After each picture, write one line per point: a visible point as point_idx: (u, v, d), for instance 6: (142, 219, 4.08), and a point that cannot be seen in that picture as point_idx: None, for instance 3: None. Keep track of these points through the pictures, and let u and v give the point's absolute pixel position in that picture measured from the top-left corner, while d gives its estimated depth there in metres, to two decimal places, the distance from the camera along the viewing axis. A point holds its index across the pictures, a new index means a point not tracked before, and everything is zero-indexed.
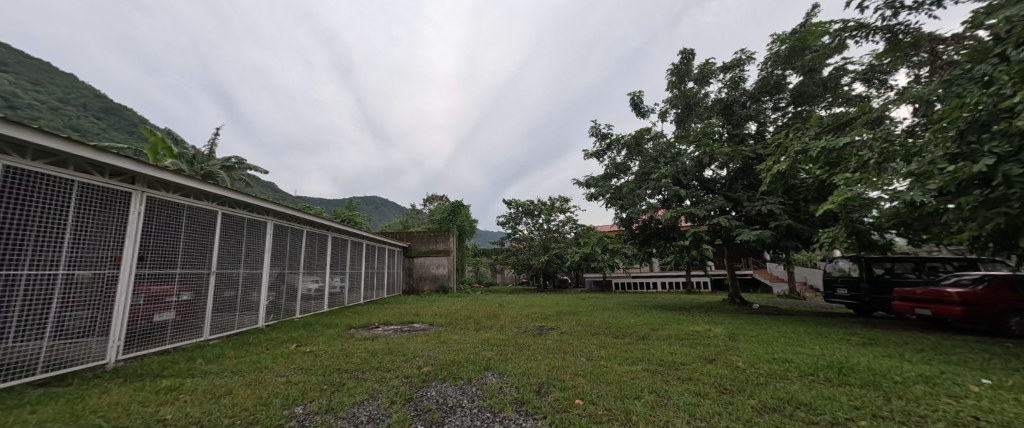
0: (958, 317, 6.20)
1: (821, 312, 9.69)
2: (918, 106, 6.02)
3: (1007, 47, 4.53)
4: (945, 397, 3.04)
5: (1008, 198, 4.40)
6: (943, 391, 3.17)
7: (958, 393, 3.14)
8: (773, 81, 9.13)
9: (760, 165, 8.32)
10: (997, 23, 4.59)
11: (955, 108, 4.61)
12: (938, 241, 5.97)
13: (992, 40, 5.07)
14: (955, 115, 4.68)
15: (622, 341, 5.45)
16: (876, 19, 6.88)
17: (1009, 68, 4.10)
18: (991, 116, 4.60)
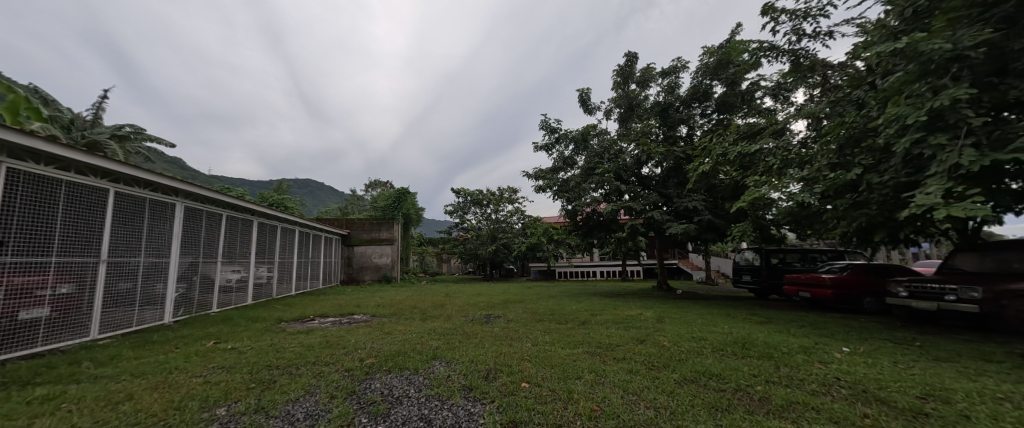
0: (829, 298, 7.56)
1: (729, 296, 11.14)
2: (811, 122, 7.02)
3: (875, 78, 5.48)
4: (818, 363, 3.74)
5: (869, 202, 5.42)
6: (817, 359, 3.88)
7: (827, 359, 3.87)
8: (702, 89, 9.97)
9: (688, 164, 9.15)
10: (869, 57, 5.48)
11: (837, 124, 5.53)
12: (819, 235, 7.09)
13: (866, 71, 6.09)
14: (836, 131, 5.58)
15: (565, 327, 5.77)
16: (784, 43, 7.88)
17: (875, 95, 4.97)
18: (861, 134, 5.53)
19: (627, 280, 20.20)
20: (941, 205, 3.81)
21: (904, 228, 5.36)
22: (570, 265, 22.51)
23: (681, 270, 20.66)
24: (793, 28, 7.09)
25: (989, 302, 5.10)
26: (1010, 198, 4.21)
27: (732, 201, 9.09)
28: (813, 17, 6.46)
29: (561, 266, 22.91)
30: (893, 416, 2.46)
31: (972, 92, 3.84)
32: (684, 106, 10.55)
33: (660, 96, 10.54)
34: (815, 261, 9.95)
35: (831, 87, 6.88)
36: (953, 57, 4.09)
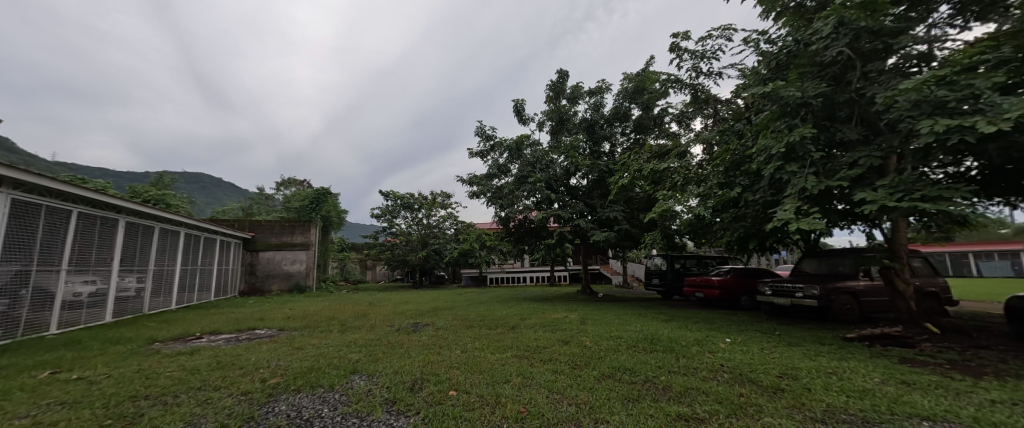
0: (718, 297, 8.84)
1: (641, 298, 12.34)
2: (706, 147, 8.19)
3: (751, 115, 6.63)
4: (708, 352, 4.36)
5: (746, 216, 6.50)
6: (707, 349, 4.53)
7: (715, 349, 4.53)
8: (622, 111, 10.97)
9: (610, 178, 9.99)
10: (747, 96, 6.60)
11: (724, 150, 6.54)
12: (711, 243, 8.27)
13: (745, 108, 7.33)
14: (723, 156, 6.60)
15: (494, 332, 5.85)
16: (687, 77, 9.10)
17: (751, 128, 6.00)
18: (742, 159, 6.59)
19: (554, 285, 21.14)
20: (793, 220, 4.74)
21: (770, 238, 6.52)
22: (501, 271, 22.81)
23: (602, 275, 22.27)
24: (693, 66, 8.20)
25: (825, 298, 6.46)
26: (838, 215, 5.41)
27: (645, 213, 10.12)
28: (708, 59, 7.57)
29: (492, 272, 23.10)
30: (760, 392, 2.99)
31: (814, 132, 4.85)
32: (607, 124, 11.51)
33: (586, 113, 11.35)
34: (708, 266, 11.55)
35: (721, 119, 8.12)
36: (802, 103, 5.12)
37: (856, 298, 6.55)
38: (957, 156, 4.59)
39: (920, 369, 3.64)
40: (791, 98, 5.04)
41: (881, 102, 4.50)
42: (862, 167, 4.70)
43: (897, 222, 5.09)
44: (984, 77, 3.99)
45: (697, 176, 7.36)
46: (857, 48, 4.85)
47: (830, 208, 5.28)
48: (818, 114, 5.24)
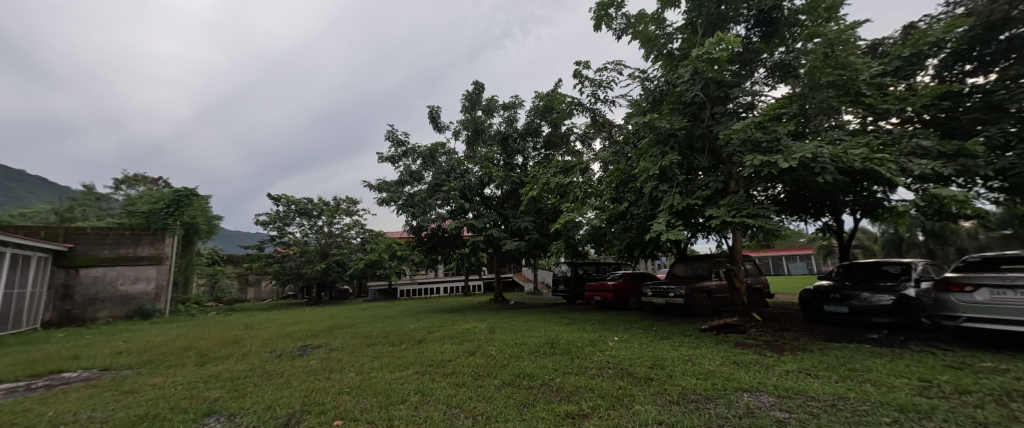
0: (612, 299, 9.79)
1: (548, 303, 13.02)
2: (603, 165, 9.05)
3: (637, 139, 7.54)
4: (598, 351, 4.80)
5: (633, 228, 7.36)
6: (598, 348, 4.98)
7: (604, 347, 5.01)
8: (533, 127, 11.57)
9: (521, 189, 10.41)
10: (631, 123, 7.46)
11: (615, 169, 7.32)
12: (607, 251, 9.14)
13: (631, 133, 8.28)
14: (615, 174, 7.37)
15: (396, 349, 5.59)
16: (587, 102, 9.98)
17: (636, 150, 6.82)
18: None
19: (467, 294, 21.09)
20: (665, 232, 5.46)
21: (650, 246, 7.37)
22: (411, 282, 21.97)
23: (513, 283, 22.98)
24: (591, 92, 9.03)
25: (689, 296, 7.67)
26: (696, 227, 6.47)
27: (552, 223, 10.72)
28: (605, 87, 8.43)
29: (403, 284, 22.10)
30: (634, 383, 3.41)
31: (679, 158, 5.70)
32: (521, 139, 11.98)
33: (499, 126, 11.68)
34: (604, 271, 12.76)
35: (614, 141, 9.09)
36: (671, 133, 5.93)
37: (710, 294, 7.93)
38: (766, 183, 5.95)
39: (746, 350, 4.55)
40: (664, 129, 5.83)
41: (723, 137, 5.50)
42: (711, 188, 5.72)
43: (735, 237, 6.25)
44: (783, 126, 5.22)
45: (595, 191, 7.98)
46: (709, 92, 5.84)
47: (692, 222, 6.27)
48: (683, 143, 6.18)
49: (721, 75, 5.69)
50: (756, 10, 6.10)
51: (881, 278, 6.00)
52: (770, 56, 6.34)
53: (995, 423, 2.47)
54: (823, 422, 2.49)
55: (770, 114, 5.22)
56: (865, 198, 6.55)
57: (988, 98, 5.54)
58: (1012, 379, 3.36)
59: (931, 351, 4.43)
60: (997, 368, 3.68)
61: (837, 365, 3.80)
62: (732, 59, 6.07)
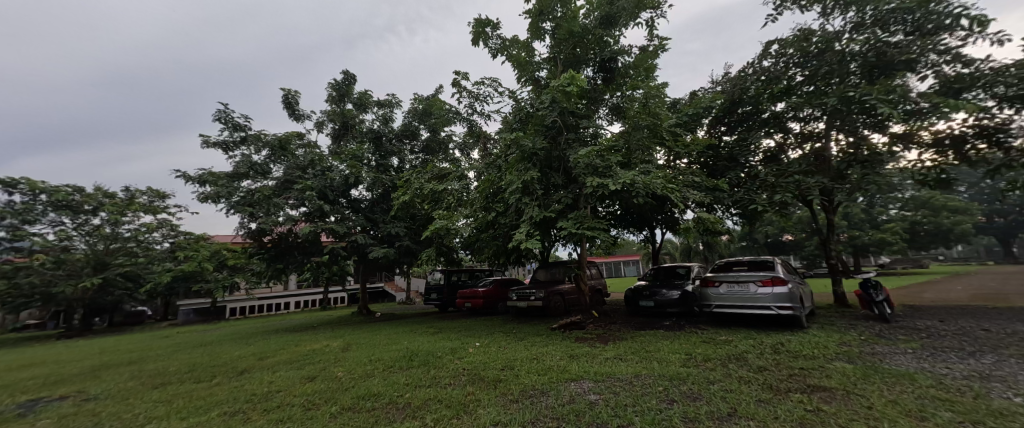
0: (481, 305, 10.02)
1: (420, 313, 12.54)
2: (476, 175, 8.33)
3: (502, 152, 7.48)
4: (457, 359, 4.76)
5: (498, 233, 7.87)
6: (458, 356, 4.95)
7: (463, 354, 5.01)
8: (411, 129, 11.00)
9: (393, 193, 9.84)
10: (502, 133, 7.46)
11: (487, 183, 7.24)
12: (479, 258, 9.34)
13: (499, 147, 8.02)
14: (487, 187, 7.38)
15: (206, 386, 4.48)
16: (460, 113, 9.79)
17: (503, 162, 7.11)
18: None
19: (327, 308, 18.74)
20: (525, 241, 5.73)
21: (513, 252, 8.05)
22: (249, 297, 18.02)
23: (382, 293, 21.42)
24: (469, 103, 9.12)
25: (546, 299, 8.38)
26: (552, 237, 7.08)
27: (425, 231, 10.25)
28: (482, 100, 8.63)
29: (237, 299, 17.91)
30: (484, 388, 3.49)
31: (539, 175, 6.12)
32: (397, 140, 11.25)
33: (372, 123, 10.72)
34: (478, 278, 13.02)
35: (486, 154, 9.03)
36: (534, 151, 6.37)
37: (563, 296, 8.88)
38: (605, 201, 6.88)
39: (581, 344, 5.15)
40: (527, 147, 6.17)
41: (573, 160, 6.09)
42: (563, 203, 6.35)
43: (580, 246, 6.98)
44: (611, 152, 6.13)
45: (467, 199, 7.85)
46: (565, 119, 6.52)
47: (548, 232, 6.81)
48: (543, 162, 6.70)
49: (573, 105, 6.27)
50: (600, 57, 7.15)
51: (674, 277, 7.46)
52: (609, 99, 7.31)
53: (717, 380, 3.36)
54: (620, 399, 2.98)
55: (608, 145, 5.97)
56: (669, 216, 8.20)
57: (731, 153, 7.96)
58: (733, 346, 4.61)
59: (695, 331, 5.74)
60: (729, 339, 5.00)
61: (642, 349, 4.61)
62: (585, 94, 6.86)
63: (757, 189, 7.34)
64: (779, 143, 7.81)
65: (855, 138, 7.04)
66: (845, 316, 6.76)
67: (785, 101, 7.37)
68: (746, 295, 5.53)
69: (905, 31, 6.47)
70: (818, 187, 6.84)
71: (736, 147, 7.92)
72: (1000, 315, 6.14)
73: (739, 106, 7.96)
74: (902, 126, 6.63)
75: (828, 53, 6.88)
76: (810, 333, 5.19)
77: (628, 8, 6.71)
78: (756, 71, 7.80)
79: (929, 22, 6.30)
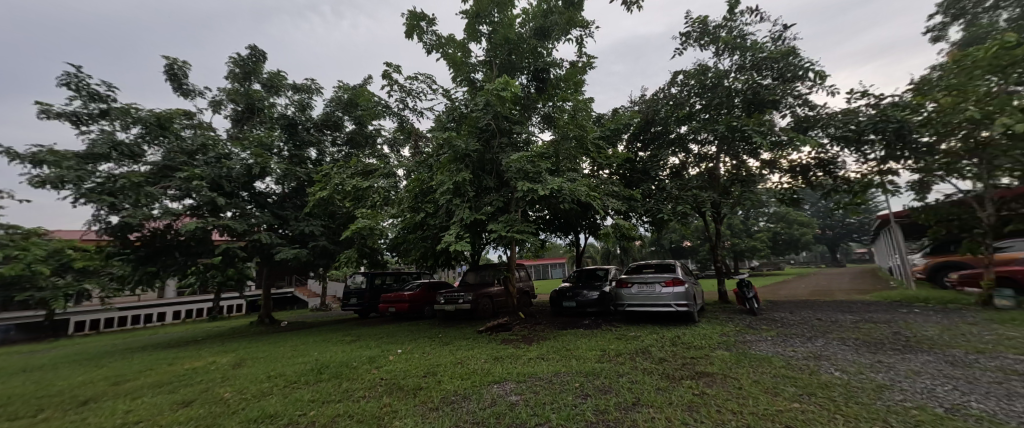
0: (406, 310, 9.54)
1: (336, 320, 11.52)
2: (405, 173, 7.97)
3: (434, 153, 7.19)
4: (374, 369, 4.47)
5: (427, 235, 7.62)
6: (375, 365, 4.66)
7: (382, 363, 4.72)
8: (333, 119, 10.08)
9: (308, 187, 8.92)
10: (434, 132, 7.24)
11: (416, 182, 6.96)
12: (405, 260, 8.93)
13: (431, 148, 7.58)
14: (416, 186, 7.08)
15: (33, 423, 3.53)
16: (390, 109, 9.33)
17: (434, 162, 6.89)
18: None
19: (219, 318, 16.17)
20: (453, 243, 5.62)
21: (442, 255, 7.85)
22: (100, 309, 14.21)
23: (291, 299, 19.13)
24: (400, 98, 8.70)
25: (475, 301, 8.32)
26: (482, 239, 7.07)
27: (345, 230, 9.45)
28: (414, 96, 8.31)
29: (79, 312, 13.98)
30: (401, 398, 3.33)
31: (471, 177, 6.07)
32: (315, 129, 10.19)
33: (286, 109, 9.57)
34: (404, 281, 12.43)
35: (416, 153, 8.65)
36: (466, 153, 6.31)
37: (492, 298, 8.91)
38: (534, 205, 7.08)
39: (506, 345, 5.21)
40: (460, 148, 6.10)
41: (505, 164, 6.17)
42: (494, 206, 6.39)
43: (510, 249, 7.09)
44: (542, 158, 6.34)
45: (394, 199, 7.45)
46: (498, 123, 6.59)
47: (478, 234, 6.77)
48: (475, 164, 6.67)
49: (506, 110, 6.35)
50: (533, 67, 7.36)
51: (594, 278, 7.99)
52: (541, 107, 7.52)
53: (625, 373, 3.65)
54: (539, 398, 3.07)
55: (539, 151, 6.19)
56: (592, 221, 8.78)
57: (645, 166, 8.76)
58: (640, 340, 5.07)
59: (610, 328, 6.20)
60: (638, 335, 5.49)
61: (563, 347, 4.83)
62: (518, 101, 6.98)
63: (668, 199, 8.18)
64: (682, 161, 8.86)
65: (737, 161, 8.32)
66: (726, 310, 7.92)
67: (687, 125, 8.35)
68: (653, 295, 6.12)
69: (772, 76, 7.78)
70: (710, 200, 7.95)
71: (649, 162, 8.73)
72: (833, 307, 7.74)
73: (652, 125, 8.86)
74: (769, 154, 8.04)
75: (719, 88, 7.95)
76: (701, 327, 5.97)
77: (560, 23, 7.07)
78: (666, 94, 8.77)
79: (788, 71, 7.63)
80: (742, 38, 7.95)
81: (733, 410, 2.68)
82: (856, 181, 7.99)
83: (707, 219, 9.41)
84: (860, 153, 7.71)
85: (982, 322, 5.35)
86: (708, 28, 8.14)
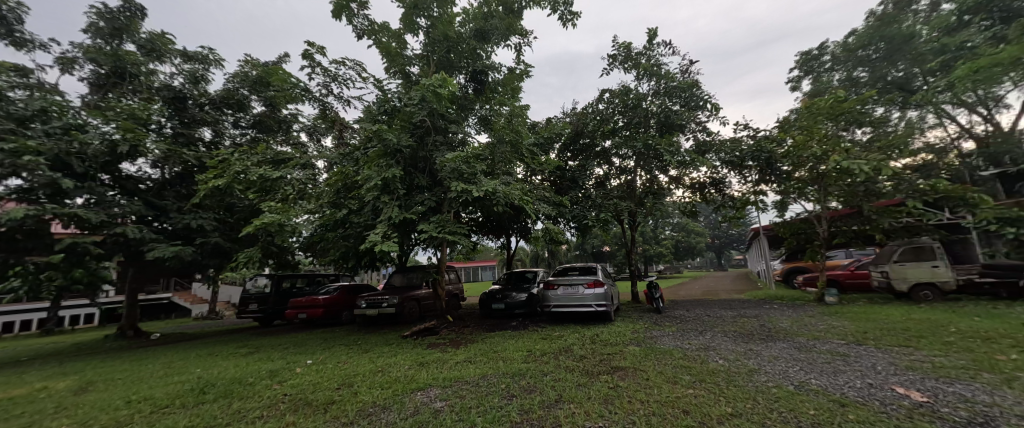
0: (320, 316, 8.60)
1: (228, 330, 9.92)
2: (327, 165, 7.27)
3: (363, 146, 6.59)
4: (276, 384, 3.94)
5: (348, 234, 7.03)
6: (277, 380, 4.12)
7: (286, 377, 4.19)
8: (237, 97, 8.69)
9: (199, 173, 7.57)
10: (362, 123, 6.71)
11: (338, 176, 6.38)
12: (321, 260, 8.11)
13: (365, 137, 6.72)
14: (338, 180, 6.49)
15: None
16: (310, 95, 8.41)
17: (361, 156, 6.39)
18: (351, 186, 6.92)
19: (57, 332, 12.75)
20: (379, 243, 5.26)
21: (364, 256, 7.30)
22: None
23: (165, 307, 15.58)
24: (323, 82, 7.90)
25: (400, 305, 7.88)
26: (411, 240, 6.76)
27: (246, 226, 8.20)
28: (340, 83, 7.63)
29: None
30: (308, 415, 2.99)
31: (402, 174, 5.78)
32: (211, 107, 8.61)
33: (172, 79, 7.98)
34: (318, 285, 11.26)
35: (339, 144, 7.91)
36: (398, 148, 5.99)
37: (418, 302, 8.56)
38: (467, 207, 7.01)
39: (432, 350, 5.04)
40: (390, 142, 5.83)
41: (440, 163, 6.01)
42: (426, 205, 6.16)
43: (440, 251, 6.90)
44: (477, 160, 6.32)
45: (311, 193, 6.74)
46: (433, 121, 6.40)
47: (407, 235, 6.45)
48: (407, 161, 6.38)
49: (442, 108, 6.20)
50: (471, 68, 7.31)
51: (523, 280, 8.21)
52: (478, 110, 7.38)
53: (549, 371, 3.81)
54: (465, 402, 3.04)
55: (475, 153, 6.17)
56: (523, 225, 9.03)
57: (573, 175, 9.29)
58: (564, 339, 5.34)
59: (537, 329, 6.41)
60: (561, 334, 5.78)
61: (490, 349, 4.85)
62: (455, 99, 6.84)
63: (593, 207, 8.78)
64: (605, 172, 9.61)
65: (650, 175, 9.32)
66: (638, 310, 8.76)
67: (611, 140, 9.09)
68: (577, 296, 6.50)
69: (680, 103, 8.89)
70: (628, 209, 8.76)
71: (578, 171, 9.30)
72: (719, 304, 9.10)
73: (581, 137, 9.46)
74: (676, 172, 9.16)
75: (638, 108, 8.83)
76: (617, 325, 6.52)
77: (500, 27, 7.20)
78: (594, 109, 9.42)
79: (692, 100, 8.82)
80: (657, 67, 8.94)
81: (641, 400, 2.96)
82: (738, 198, 9.55)
83: (624, 227, 10.34)
84: (742, 175, 9.22)
85: (819, 315, 6.79)
86: (631, 54, 9.01)
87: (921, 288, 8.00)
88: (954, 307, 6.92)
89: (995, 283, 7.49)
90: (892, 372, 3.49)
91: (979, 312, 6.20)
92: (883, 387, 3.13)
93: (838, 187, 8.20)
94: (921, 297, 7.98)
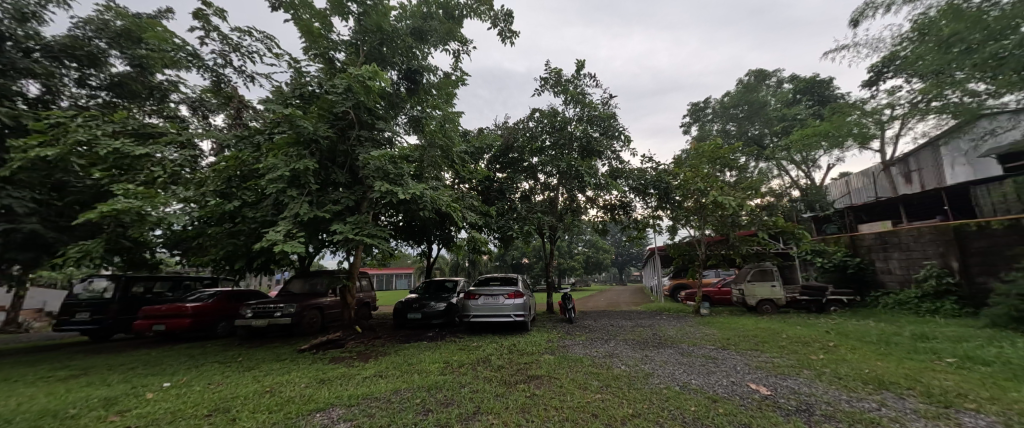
0: (185, 328, 7.04)
1: (36, 347, 7.47)
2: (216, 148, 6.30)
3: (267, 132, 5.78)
4: (112, 416, 3.08)
5: (237, 232, 5.98)
6: (116, 410, 3.22)
7: (131, 406, 3.30)
8: (88, 48, 6.79)
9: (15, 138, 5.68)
10: (270, 104, 5.87)
11: (231, 162, 5.43)
12: (194, 260, 6.71)
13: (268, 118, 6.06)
14: (231, 166, 5.52)
15: None
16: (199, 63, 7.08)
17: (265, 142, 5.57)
18: (247, 175, 5.94)
19: None
20: (280, 242, 4.59)
21: (256, 257, 6.27)
22: None
23: None
24: (221, 51, 6.74)
25: (297, 315, 6.91)
26: (318, 242, 6.04)
27: (83, 213, 6.36)
28: (244, 55, 6.59)
29: None
30: None
31: (316, 167, 5.21)
32: (43, 55, 6.53)
33: None
34: (186, 290, 9.27)
35: (235, 124, 6.78)
36: (313, 138, 5.38)
37: (321, 311, 7.64)
38: (388, 210, 6.57)
39: (336, 365, 4.53)
40: (305, 130, 5.21)
41: (362, 160, 5.58)
42: (341, 204, 5.59)
43: (353, 255, 6.31)
44: (404, 161, 6.01)
45: (191, 178, 5.59)
46: (358, 114, 5.93)
47: (315, 235, 5.75)
48: (323, 154, 5.76)
49: (371, 102, 5.79)
50: (405, 66, 7.01)
51: (442, 290, 7.97)
52: (408, 111, 7.04)
53: (467, 383, 3.73)
54: (375, 421, 2.78)
55: (403, 153, 5.90)
56: (446, 232, 8.82)
57: (500, 187, 9.45)
58: (481, 350, 5.30)
59: (454, 340, 6.25)
60: (479, 345, 5.72)
61: (403, 362, 4.55)
62: (385, 95, 6.45)
63: (517, 219, 9.02)
64: (530, 187, 10.01)
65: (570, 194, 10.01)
66: (552, 320, 9.17)
67: (538, 157, 9.54)
68: (497, 306, 6.54)
69: (599, 131, 9.79)
70: (549, 224, 9.22)
71: (505, 183, 9.51)
72: (621, 315, 10.06)
73: (510, 151, 9.75)
74: (592, 193, 9.99)
75: (564, 131, 9.47)
76: (533, 335, 6.72)
77: (438, 31, 7.13)
78: (524, 126, 9.82)
79: (609, 130, 9.79)
80: (582, 95, 9.75)
81: (555, 407, 3.09)
82: (640, 220, 10.81)
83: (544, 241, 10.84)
84: (645, 201, 10.50)
85: (698, 324, 7.99)
86: (560, 79, 9.68)
87: (765, 303, 9.98)
88: (785, 318, 8.79)
89: (810, 300, 9.73)
90: (748, 371, 4.26)
91: (801, 322, 7.99)
92: (742, 384, 3.80)
93: (713, 218, 9.87)
94: (764, 310, 9.93)
